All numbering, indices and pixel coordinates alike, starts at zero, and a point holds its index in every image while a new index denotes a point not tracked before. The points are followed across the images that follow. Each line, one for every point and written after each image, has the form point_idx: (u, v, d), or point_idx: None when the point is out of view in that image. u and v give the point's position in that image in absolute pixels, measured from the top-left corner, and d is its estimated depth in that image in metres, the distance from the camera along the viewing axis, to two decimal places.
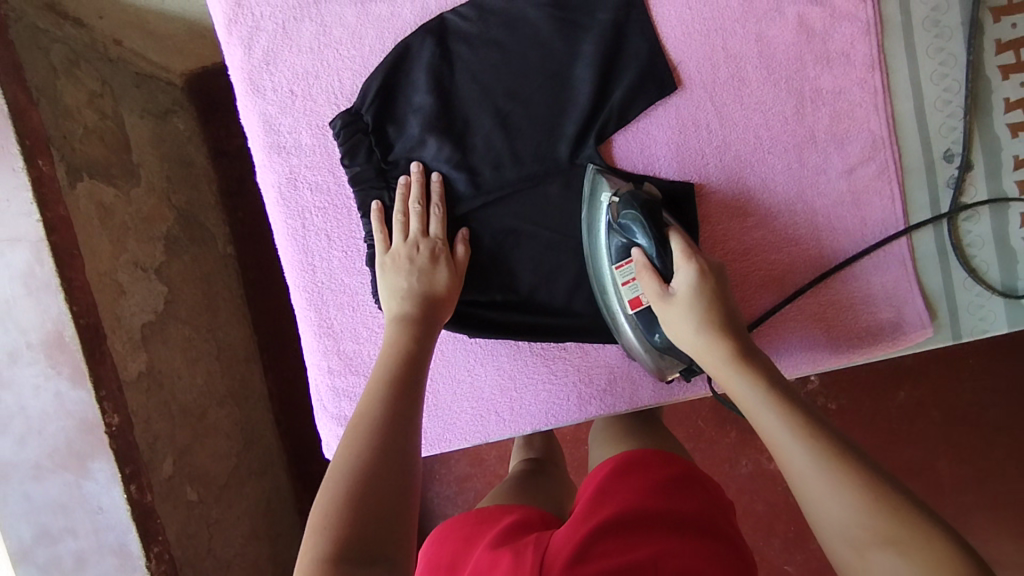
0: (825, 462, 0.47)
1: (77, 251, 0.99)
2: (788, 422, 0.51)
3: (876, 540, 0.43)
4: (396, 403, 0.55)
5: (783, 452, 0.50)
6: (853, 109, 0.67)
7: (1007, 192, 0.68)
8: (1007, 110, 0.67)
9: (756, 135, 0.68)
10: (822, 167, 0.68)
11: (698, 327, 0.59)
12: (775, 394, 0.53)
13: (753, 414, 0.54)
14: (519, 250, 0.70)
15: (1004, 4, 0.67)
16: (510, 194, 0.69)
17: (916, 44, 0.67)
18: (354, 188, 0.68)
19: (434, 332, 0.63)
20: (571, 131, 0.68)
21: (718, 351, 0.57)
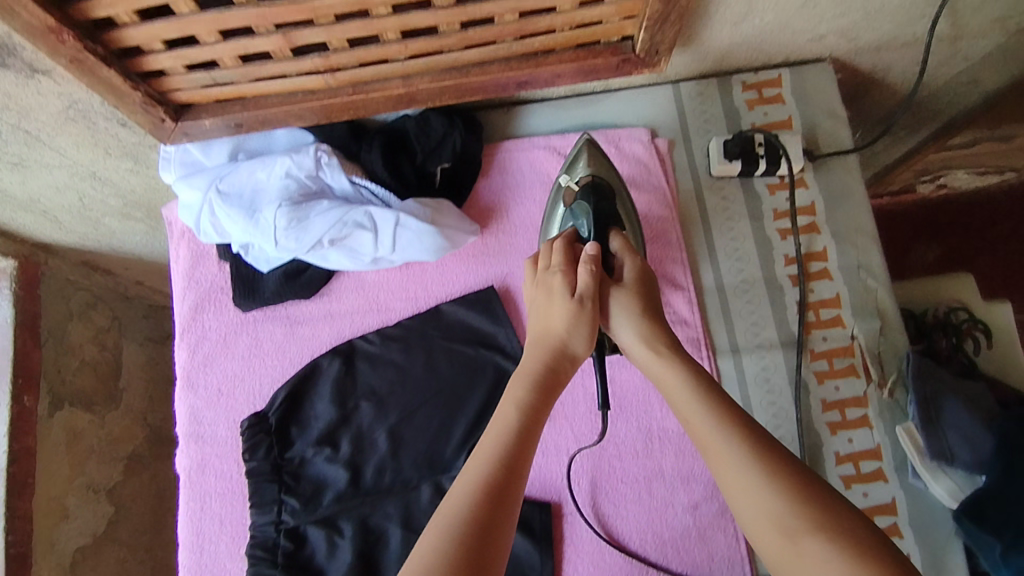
0: (783, 518, 0.48)
1: (31, 480, 1.12)
2: (749, 456, 0.51)
3: (807, 527, 0.46)
4: (498, 492, 0.50)
5: (755, 508, 0.49)
6: (695, 448, 0.76)
7: None
8: (838, 462, 0.75)
9: (610, 463, 0.76)
10: (669, 499, 0.75)
11: (667, 376, 0.59)
12: (741, 435, 0.52)
13: (681, 402, 0.57)
14: (387, 553, 0.74)
15: (826, 369, 0.78)
16: (386, 494, 0.76)
17: (749, 396, 0.78)
18: (249, 479, 0.76)
19: (552, 396, 0.60)
20: (450, 444, 0.77)
21: (690, 394, 0.56)
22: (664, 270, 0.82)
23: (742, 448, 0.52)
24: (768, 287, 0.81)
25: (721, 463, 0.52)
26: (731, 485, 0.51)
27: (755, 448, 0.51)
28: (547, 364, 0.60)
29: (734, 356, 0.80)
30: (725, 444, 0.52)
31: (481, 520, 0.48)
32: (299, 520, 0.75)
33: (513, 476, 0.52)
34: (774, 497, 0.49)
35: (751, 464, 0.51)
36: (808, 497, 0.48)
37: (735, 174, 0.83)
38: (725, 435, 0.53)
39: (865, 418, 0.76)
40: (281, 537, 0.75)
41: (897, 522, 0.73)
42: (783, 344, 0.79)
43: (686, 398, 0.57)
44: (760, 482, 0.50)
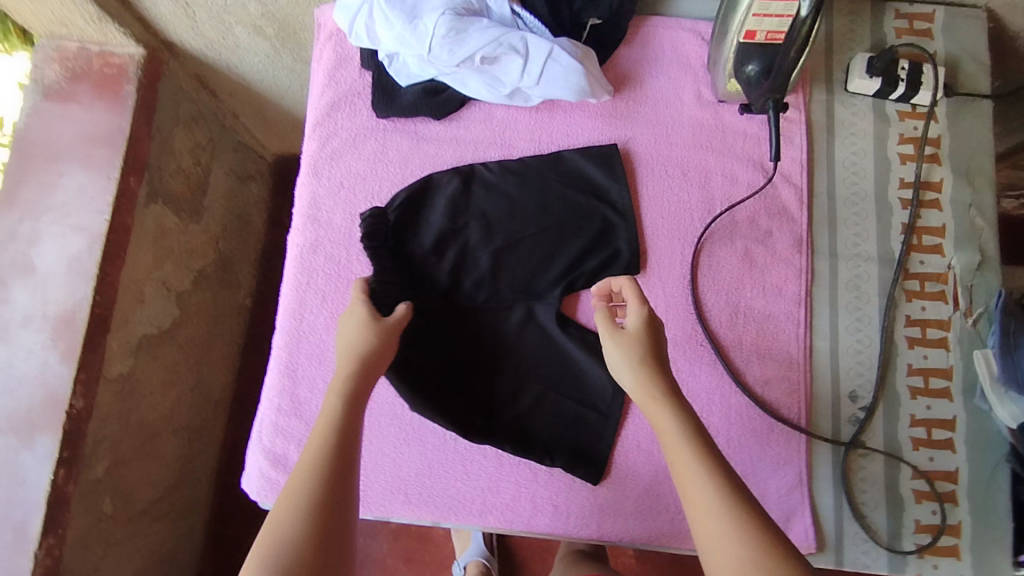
0: (736, 519, 0.51)
1: (122, 252, 1.16)
2: (722, 500, 0.52)
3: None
4: (338, 468, 0.52)
5: (714, 529, 0.51)
6: (777, 332, 0.80)
7: (901, 443, 0.77)
8: (909, 373, 0.79)
9: (694, 326, 0.80)
10: (742, 370, 0.79)
11: (649, 397, 0.58)
12: (716, 474, 0.53)
13: (657, 427, 0.58)
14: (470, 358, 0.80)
15: (916, 289, 0.81)
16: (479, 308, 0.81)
17: (839, 299, 0.81)
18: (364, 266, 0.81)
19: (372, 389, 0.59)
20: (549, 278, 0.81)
21: (675, 425, 0.56)
22: (781, 166, 0.84)
23: (713, 477, 0.53)
24: (878, 204, 0.83)
25: (694, 498, 0.53)
26: (693, 504, 0.53)
27: (725, 479, 0.53)
28: (359, 357, 0.59)
29: (831, 258, 0.82)
30: (707, 495, 0.52)
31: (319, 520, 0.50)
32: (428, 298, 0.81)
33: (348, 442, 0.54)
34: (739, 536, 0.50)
35: (728, 501, 0.52)
36: (771, 549, 0.50)
37: (869, 92, 0.85)
38: (695, 453, 0.54)
39: (943, 341, 0.80)
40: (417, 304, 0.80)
41: (954, 436, 0.77)
42: (880, 258, 0.82)
43: (665, 417, 0.57)
44: (731, 520, 0.51)
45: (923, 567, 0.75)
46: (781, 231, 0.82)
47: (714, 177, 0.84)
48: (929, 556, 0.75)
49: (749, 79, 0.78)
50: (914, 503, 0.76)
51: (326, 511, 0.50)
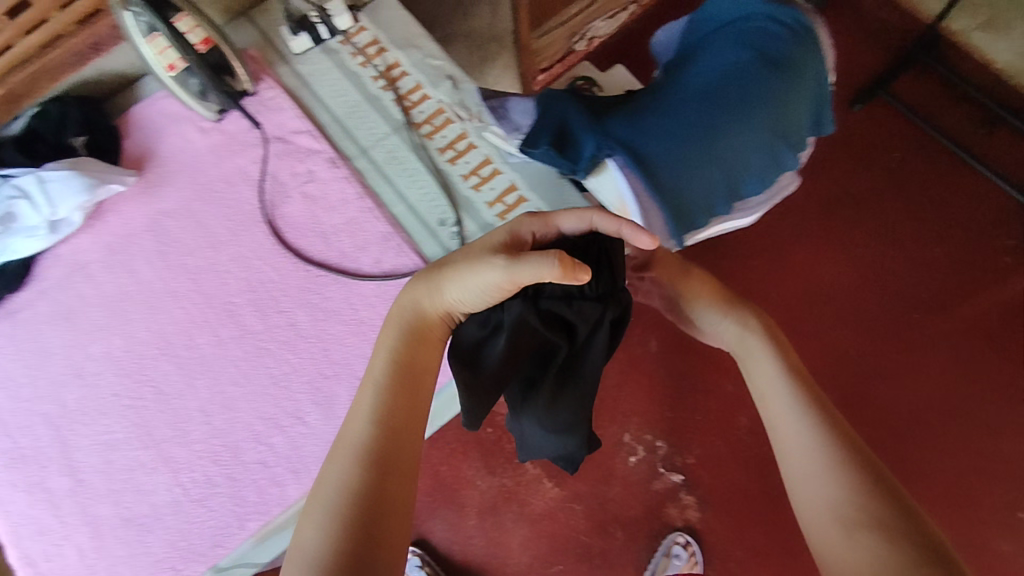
0: (837, 462, 0.63)
1: None
2: (826, 446, 0.65)
3: (857, 523, 0.58)
4: (400, 418, 0.68)
5: (816, 471, 0.63)
6: (361, 225, 0.95)
7: (491, 223, 0.94)
8: (465, 180, 0.97)
9: (305, 268, 0.93)
10: (356, 267, 0.93)
11: (754, 362, 0.77)
12: (825, 429, 0.66)
13: (769, 387, 0.73)
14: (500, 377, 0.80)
15: (429, 129, 1.00)
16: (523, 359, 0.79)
17: (388, 173, 0.98)
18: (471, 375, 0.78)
19: (421, 357, 0.73)
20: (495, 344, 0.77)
21: (787, 389, 0.71)
22: (287, 129, 1.02)
23: (823, 431, 0.66)
24: (368, 101, 1.03)
25: (793, 447, 0.67)
26: (793, 449, 0.66)
27: (832, 434, 0.66)
28: (420, 317, 0.74)
29: (364, 154, 1.00)
30: (814, 447, 0.65)
31: (355, 486, 0.62)
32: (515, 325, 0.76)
33: (412, 402, 0.69)
34: (843, 475, 0.62)
35: (833, 454, 0.64)
36: (870, 498, 0.60)
37: (310, 44, 1.07)
38: (805, 412, 0.68)
39: (470, 144, 0.98)
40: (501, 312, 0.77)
41: (520, 192, 0.95)
42: (394, 129, 1.01)
43: (778, 387, 0.72)
44: (835, 461, 0.63)
45: None
46: (316, 165, 0.99)
47: (249, 169, 1.00)
48: None
49: (197, 92, 0.98)
50: None
51: (367, 488, 0.62)
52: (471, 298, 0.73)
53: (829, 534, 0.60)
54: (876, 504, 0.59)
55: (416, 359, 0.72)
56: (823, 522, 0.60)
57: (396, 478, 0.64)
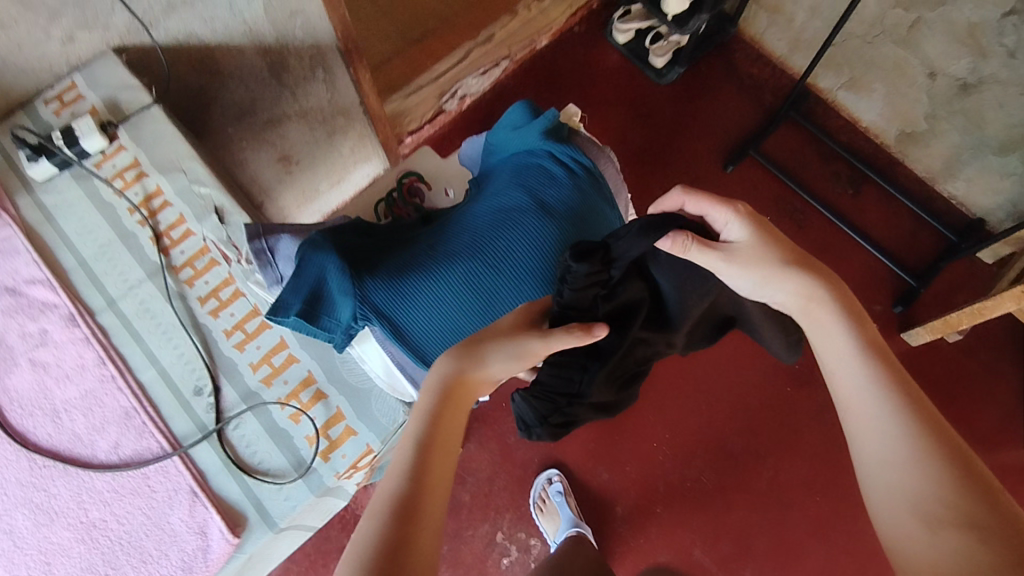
0: (910, 445, 0.47)
1: None
2: (897, 421, 0.49)
3: (939, 520, 0.44)
4: (437, 464, 0.53)
5: (883, 464, 0.48)
6: (101, 399, 0.81)
7: (254, 391, 0.81)
8: (227, 336, 0.84)
9: (27, 457, 0.78)
10: (90, 453, 0.78)
11: (818, 317, 0.57)
12: (904, 397, 0.50)
13: (831, 355, 0.55)
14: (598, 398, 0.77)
15: (191, 273, 0.87)
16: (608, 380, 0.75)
17: (140, 330, 0.84)
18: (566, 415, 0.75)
19: (458, 416, 0.59)
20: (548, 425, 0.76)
21: (852, 346, 0.54)
22: (22, 276, 0.86)
23: (894, 399, 0.50)
24: (121, 239, 0.89)
25: (860, 415, 0.51)
26: (863, 433, 0.50)
27: (919, 410, 0.49)
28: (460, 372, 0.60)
29: (113, 307, 0.86)
30: (887, 422, 0.49)
31: (393, 547, 0.47)
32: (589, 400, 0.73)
33: (439, 442, 0.54)
34: (921, 456, 0.47)
35: (911, 432, 0.48)
36: (963, 492, 0.45)
37: (56, 170, 0.91)
38: (878, 379, 0.51)
39: (237, 291, 0.86)
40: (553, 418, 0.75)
41: (288, 351, 0.82)
42: (149, 275, 0.87)
43: (844, 347, 0.54)
44: (911, 440, 0.48)
45: (334, 464, 0.79)
46: (52, 323, 0.84)
47: None
48: (331, 453, 0.79)
49: None
50: (295, 425, 0.80)
51: (391, 540, 0.47)
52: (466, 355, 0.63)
53: (897, 527, 0.47)
54: (962, 491, 0.45)
55: (459, 423, 0.58)
56: (898, 517, 0.47)
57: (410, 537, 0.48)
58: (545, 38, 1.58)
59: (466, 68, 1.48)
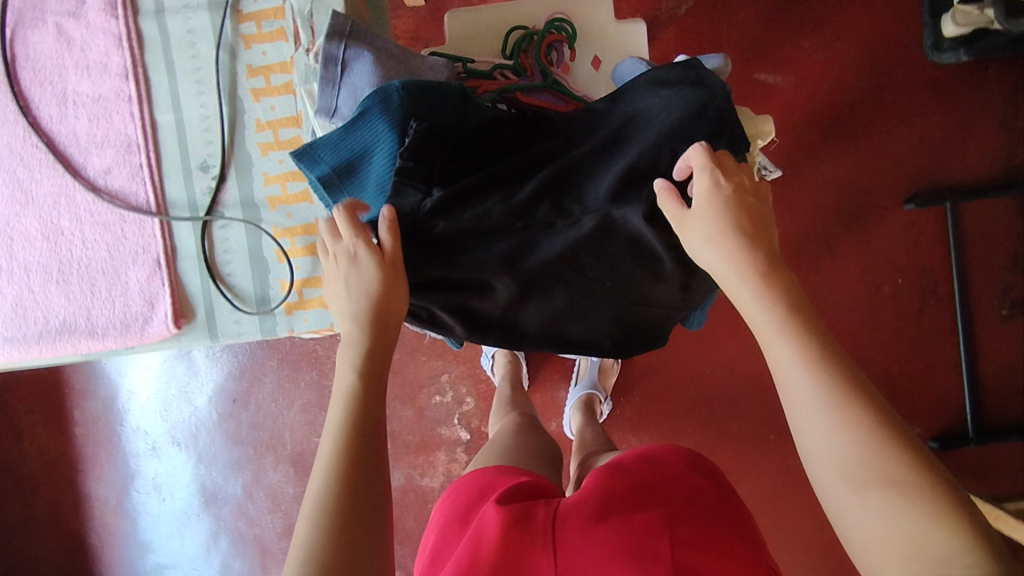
0: (854, 479, 0.41)
1: None
2: (813, 372, 0.45)
3: (865, 477, 0.41)
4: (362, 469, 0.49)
5: (835, 498, 0.42)
6: (109, 114, 0.73)
7: (256, 204, 0.73)
8: (256, 129, 0.73)
9: (23, 129, 0.73)
10: (81, 164, 0.73)
11: (734, 286, 0.51)
12: (817, 345, 0.46)
13: (753, 321, 0.49)
14: (549, 243, 0.61)
15: (252, 33, 0.73)
16: (521, 228, 0.61)
17: (175, 63, 0.73)
18: (453, 269, 0.61)
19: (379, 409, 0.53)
20: (436, 287, 0.62)
21: (791, 353, 0.46)
22: None
23: (804, 349, 0.46)
24: None
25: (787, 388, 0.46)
26: (816, 466, 0.44)
27: (835, 360, 0.45)
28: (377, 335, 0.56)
29: (158, 18, 0.73)
30: (841, 447, 0.42)
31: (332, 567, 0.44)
32: (449, 231, 0.60)
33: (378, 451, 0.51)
34: (829, 396, 0.43)
35: (865, 454, 0.41)
36: (896, 435, 0.42)
37: None
38: (790, 332, 0.47)
39: (288, 85, 0.73)
40: (414, 270, 0.61)
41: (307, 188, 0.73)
42: (210, 4, 0.73)
43: (790, 364, 0.46)
44: (813, 377, 0.44)
45: (294, 320, 0.74)
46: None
47: None
48: (296, 311, 0.74)
49: None
50: (277, 262, 0.74)
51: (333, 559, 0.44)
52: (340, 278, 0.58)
53: (833, 503, 0.43)
54: (928, 527, 0.39)
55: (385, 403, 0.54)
56: (838, 502, 0.42)
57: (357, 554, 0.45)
58: None
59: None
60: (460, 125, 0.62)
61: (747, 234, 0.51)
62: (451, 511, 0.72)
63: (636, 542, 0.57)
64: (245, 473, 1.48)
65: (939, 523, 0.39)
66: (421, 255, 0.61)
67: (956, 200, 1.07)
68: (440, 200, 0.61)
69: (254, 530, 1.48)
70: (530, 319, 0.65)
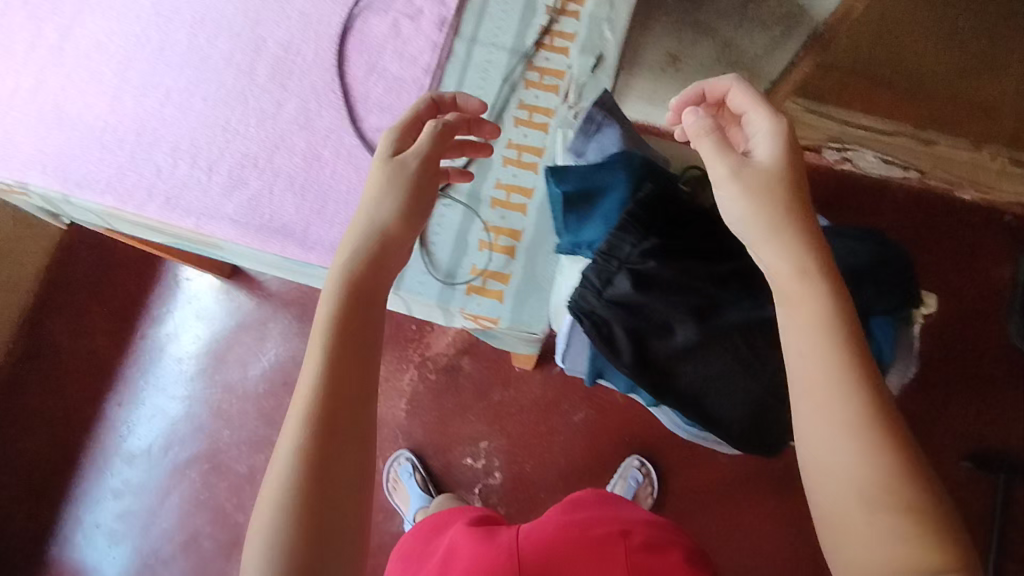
0: (863, 496, 0.50)
1: None
2: (851, 392, 0.52)
3: (876, 494, 0.50)
4: (332, 412, 0.54)
5: (843, 513, 0.51)
6: (401, 92, 0.89)
7: (481, 200, 0.86)
8: (506, 146, 0.88)
9: (331, 76, 0.89)
10: (361, 116, 0.88)
11: (804, 285, 0.56)
12: (862, 369, 0.53)
13: (807, 321, 0.55)
14: (731, 312, 0.72)
15: (534, 79, 0.90)
16: (712, 293, 0.72)
17: (466, 77, 0.90)
18: (647, 301, 0.71)
19: (371, 322, 0.58)
20: (625, 312, 0.72)
21: (841, 377, 0.53)
22: None
23: (847, 369, 0.53)
24: (525, 6, 0.93)
25: (820, 394, 0.53)
26: (827, 476, 0.52)
27: (870, 384, 0.53)
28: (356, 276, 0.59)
29: (469, 43, 0.91)
30: (854, 464, 0.51)
31: (312, 482, 0.52)
32: (654, 272, 0.72)
33: (342, 390, 0.55)
34: (861, 419, 0.52)
35: (884, 479, 0.50)
36: (902, 456, 0.51)
37: None
38: (841, 352, 0.54)
39: (544, 125, 0.89)
40: (614, 291, 0.72)
41: (527, 202, 0.86)
42: (512, 49, 0.91)
43: (833, 376, 0.53)
44: (853, 400, 0.52)
45: (468, 301, 0.83)
46: (431, 12, 0.91)
47: None
48: (474, 294, 0.83)
49: None
50: (476, 249, 0.85)
51: (310, 480, 0.52)
52: (371, 207, 0.62)
53: (830, 503, 0.52)
54: (904, 538, 0.49)
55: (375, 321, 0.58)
56: (839, 507, 0.51)
57: (330, 485, 0.52)
58: (969, 193, 1.31)
59: (879, 144, 1.28)
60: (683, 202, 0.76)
61: (803, 220, 0.58)
62: (406, 548, 0.81)
63: (599, 552, 0.65)
64: (259, 456, 1.48)
65: (913, 537, 0.49)
66: (625, 283, 0.71)
67: (1010, 472, 1.15)
68: (656, 245, 0.73)
69: (240, 516, 1.45)
70: (687, 374, 0.73)
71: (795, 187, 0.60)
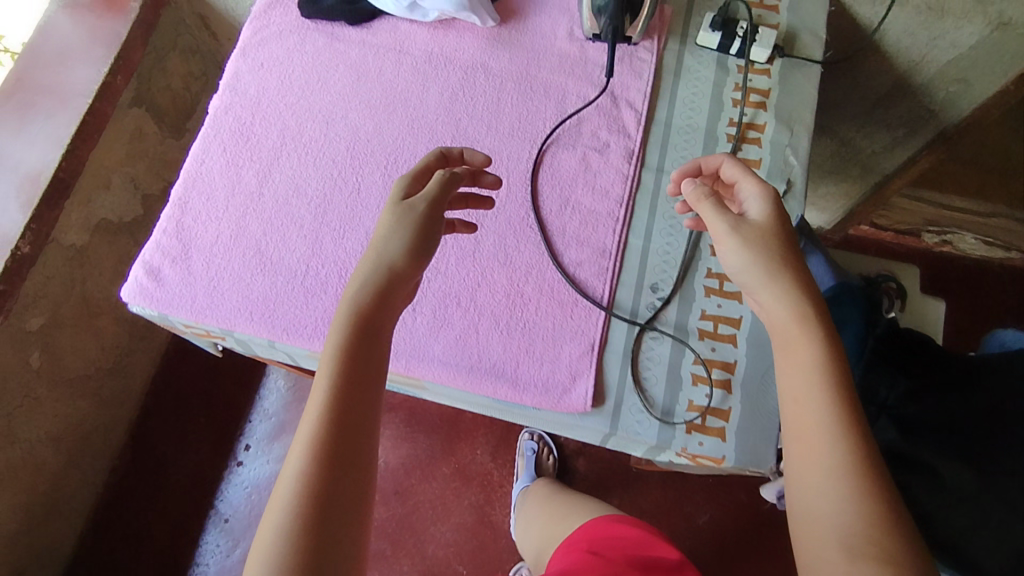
0: (863, 545, 0.55)
1: (99, 152, 1.32)
2: (836, 428, 0.59)
3: (863, 537, 0.56)
4: (333, 448, 0.58)
5: (832, 551, 0.56)
6: (596, 225, 0.90)
7: (688, 332, 0.85)
8: (706, 275, 0.88)
9: (527, 212, 0.90)
10: (560, 251, 0.88)
11: (805, 330, 0.64)
12: (845, 407, 0.60)
13: (809, 366, 0.62)
14: (997, 446, 0.73)
15: None
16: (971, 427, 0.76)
17: (657, 207, 0.91)
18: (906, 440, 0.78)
19: (375, 358, 0.62)
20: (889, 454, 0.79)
21: (827, 420, 0.60)
22: (626, 95, 0.96)
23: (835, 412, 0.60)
24: (705, 134, 0.95)
25: (814, 432, 0.60)
26: (816, 517, 0.58)
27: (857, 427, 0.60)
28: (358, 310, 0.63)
29: (656, 173, 0.93)
30: (846, 504, 0.57)
31: (313, 514, 0.55)
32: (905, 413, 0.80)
33: (347, 426, 0.59)
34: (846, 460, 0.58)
35: (868, 523, 0.56)
36: (881, 495, 0.57)
37: (712, 47, 1.00)
38: (831, 396, 0.61)
39: None
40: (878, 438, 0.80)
41: (736, 333, 0.85)
42: None
43: (823, 417, 0.60)
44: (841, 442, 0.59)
45: (690, 439, 0.81)
46: (616, 145, 0.94)
47: (569, 97, 0.96)
48: (695, 433, 0.81)
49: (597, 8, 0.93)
50: (691, 384, 0.83)
51: (313, 513, 0.55)
52: (381, 246, 0.66)
53: (828, 537, 0.57)
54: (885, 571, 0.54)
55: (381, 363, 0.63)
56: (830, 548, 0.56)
57: (332, 520, 0.56)
58: None
59: None
60: (921, 344, 0.83)
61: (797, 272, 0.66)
62: None
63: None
64: None
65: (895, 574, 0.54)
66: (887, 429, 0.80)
67: None
68: (904, 388, 0.81)
69: None
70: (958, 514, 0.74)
71: (788, 242, 0.68)
